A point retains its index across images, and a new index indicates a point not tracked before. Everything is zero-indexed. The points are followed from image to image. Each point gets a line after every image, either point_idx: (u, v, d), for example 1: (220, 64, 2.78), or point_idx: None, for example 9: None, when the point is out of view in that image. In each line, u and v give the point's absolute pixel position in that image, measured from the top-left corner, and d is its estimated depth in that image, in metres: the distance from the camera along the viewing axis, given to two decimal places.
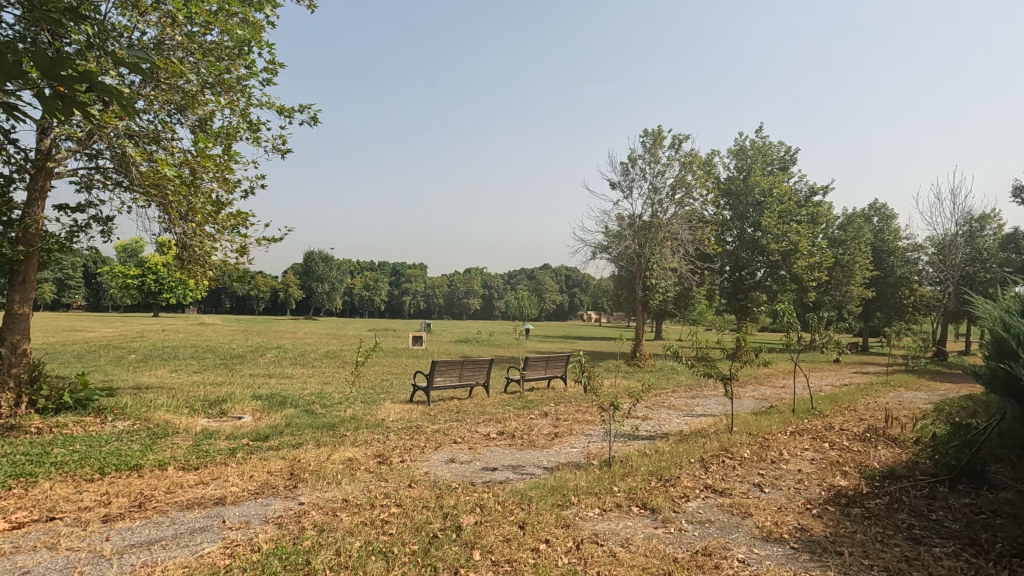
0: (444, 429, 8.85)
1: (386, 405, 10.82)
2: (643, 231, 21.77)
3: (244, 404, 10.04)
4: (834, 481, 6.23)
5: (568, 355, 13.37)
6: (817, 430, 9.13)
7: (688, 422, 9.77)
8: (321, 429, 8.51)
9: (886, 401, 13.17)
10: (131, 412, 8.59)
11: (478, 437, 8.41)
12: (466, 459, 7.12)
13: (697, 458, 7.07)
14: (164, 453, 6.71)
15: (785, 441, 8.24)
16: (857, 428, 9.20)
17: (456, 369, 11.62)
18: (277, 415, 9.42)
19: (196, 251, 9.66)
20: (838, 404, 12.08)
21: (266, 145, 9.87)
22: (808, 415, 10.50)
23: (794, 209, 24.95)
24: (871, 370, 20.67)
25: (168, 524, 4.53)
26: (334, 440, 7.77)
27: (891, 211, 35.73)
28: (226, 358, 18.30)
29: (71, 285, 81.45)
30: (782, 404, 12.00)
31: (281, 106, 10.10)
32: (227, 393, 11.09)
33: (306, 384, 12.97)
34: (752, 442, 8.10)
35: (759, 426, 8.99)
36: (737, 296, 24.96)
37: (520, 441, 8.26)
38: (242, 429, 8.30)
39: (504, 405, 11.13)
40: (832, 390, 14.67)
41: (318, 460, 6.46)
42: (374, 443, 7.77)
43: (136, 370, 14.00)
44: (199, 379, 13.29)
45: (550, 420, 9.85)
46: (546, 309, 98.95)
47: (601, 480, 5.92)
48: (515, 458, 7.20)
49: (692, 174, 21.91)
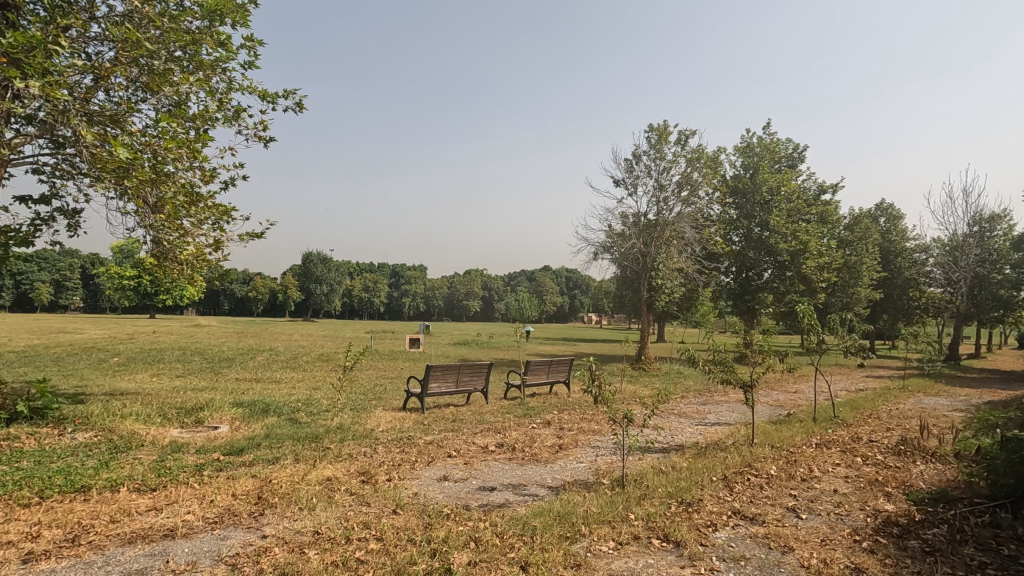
0: (439, 440, 8.10)
1: (378, 412, 10.10)
2: (648, 229, 21.16)
3: (223, 412, 9.29)
4: (878, 505, 5.48)
5: (572, 359, 12.64)
6: (844, 441, 8.40)
7: (703, 432, 9.05)
8: (303, 441, 7.76)
9: (908, 408, 12.42)
10: (94, 423, 7.82)
11: (475, 450, 7.67)
12: (461, 477, 6.39)
13: (719, 476, 6.32)
14: (121, 471, 5.96)
15: (813, 455, 7.50)
16: (887, 440, 8.45)
17: (452, 374, 10.87)
18: (258, 425, 8.66)
19: (170, 248, 8.94)
20: (859, 411, 11.32)
21: (247, 131, 9.21)
22: (832, 423, 9.73)
23: (803, 208, 24.19)
24: (885, 374, 19.85)
25: (99, 566, 3.78)
26: (315, 454, 7.04)
27: (897, 211, 34.96)
28: (213, 362, 17.57)
29: (69, 286, 81.00)
30: (800, 411, 11.25)
31: (264, 91, 9.49)
32: (206, 400, 10.35)
33: (294, 390, 12.25)
34: (777, 456, 7.35)
35: (782, 438, 8.25)
36: (744, 297, 24.29)
37: (521, 454, 7.52)
38: (216, 442, 7.55)
39: (503, 412, 10.40)
40: (850, 395, 13.94)
41: (292, 479, 5.69)
42: (360, 457, 7.03)
43: (115, 375, 13.22)
44: (181, 383, 12.57)
45: (553, 429, 9.10)
46: (547, 312, 98.19)
47: (614, 506, 5.16)
48: (516, 475, 6.48)
49: (699, 171, 21.17)
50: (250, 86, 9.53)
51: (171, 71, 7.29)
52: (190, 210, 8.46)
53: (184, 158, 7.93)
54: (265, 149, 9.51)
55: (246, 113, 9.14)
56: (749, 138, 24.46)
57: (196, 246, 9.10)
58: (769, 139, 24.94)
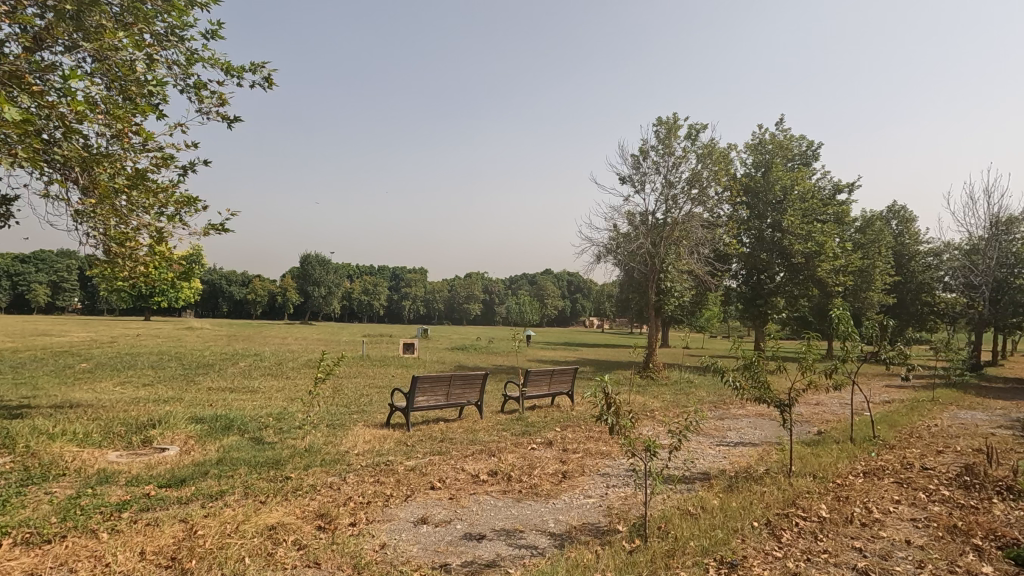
0: (421, 466, 6.91)
1: (357, 430, 8.93)
2: (656, 229, 19.96)
3: (178, 430, 8.10)
4: (972, 566, 4.30)
5: (576, 369, 11.44)
6: (896, 469, 7.22)
7: (728, 456, 7.88)
8: (260, 468, 6.55)
9: (949, 426, 11.18)
10: (15, 445, 6.63)
11: (463, 479, 6.47)
12: (443, 519, 5.20)
13: (762, 521, 5.12)
14: (15, 515, 4.77)
15: (867, 489, 6.30)
16: (946, 469, 7.25)
17: (442, 386, 9.69)
18: (214, 446, 7.48)
19: (112, 241, 7.74)
20: (899, 430, 10.09)
21: (207, 108, 8.11)
22: (874, 446, 8.52)
23: (818, 208, 22.99)
24: (907, 384, 18.58)
25: None
26: (271, 487, 5.85)
27: (910, 213, 33.65)
28: (190, 367, 16.43)
29: (66, 288, 79.83)
30: (834, 428, 10.02)
31: (228, 65, 8.40)
32: (163, 414, 9.16)
33: (268, 402, 11.06)
34: (824, 491, 6.14)
35: (825, 465, 7.05)
36: (755, 301, 23.38)
37: (518, 484, 6.34)
38: (156, 469, 6.37)
39: (499, 430, 9.22)
40: (880, 409, 12.75)
41: (226, 527, 4.48)
42: (325, 491, 5.85)
43: (74, 384, 12.01)
44: (146, 393, 11.41)
45: (556, 451, 7.94)
46: (548, 315, 96.86)
47: (637, 570, 3.98)
48: (511, 517, 5.30)
49: (710, 168, 19.99)
50: (214, 59, 8.46)
51: (104, 26, 6.16)
52: (132, 195, 7.24)
53: (125, 131, 6.74)
54: (228, 130, 8.40)
55: (206, 87, 8.08)
56: (762, 134, 23.20)
57: (139, 239, 7.79)
58: (782, 136, 23.69)
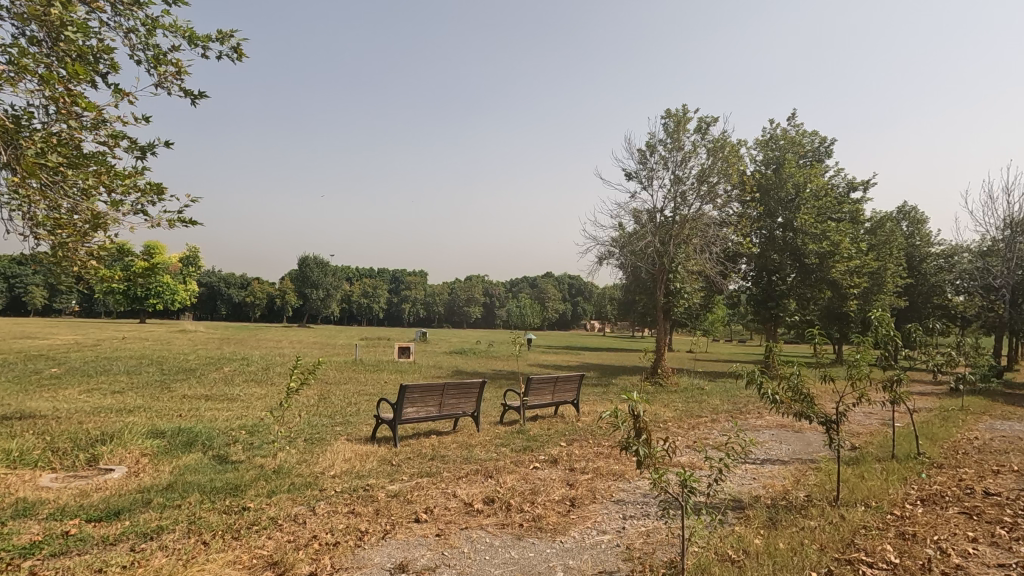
0: (406, 492, 5.91)
1: (338, 445, 7.94)
2: (665, 226, 18.89)
3: (131, 446, 7.10)
4: None
5: (582, 377, 10.44)
6: (958, 495, 6.23)
7: (759, 478, 6.86)
8: (215, 496, 5.55)
9: (993, 440, 10.19)
10: None
11: (453, 510, 5.48)
12: (427, 567, 4.19)
13: (821, 571, 4.12)
14: None
15: (934, 522, 5.31)
16: (1014, 495, 6.26)
17: (434, 396, 8.68)
18: (168, 466, 6.49)
19: (51, 229, 6.70)
20: (941, 444, 9.11)
21: (165, 80, 7.08)
22: (921, 464, 7.53)
23: (832, 206, 22.06)
24: (931, 391, 17.56)
25: None
26: (222, 520, 4.86)
27: (921, 214, 32.78)
28: (170, 372, 15.40)
29: (63, 291, 78.69)
30: (869, 442, 9.02)
31: (192, 33, 7.40)
32: (120, 427, 8.14)
33: (245, 412, 10.04)
34: (884, 525, 5.16)
35: (875, 491, 6.07)
36: (767, 303, 22.45)
37: (517, 516, 5.33)
38: (92, 497, 5.38)
39: (497, 445, 8.22)
40: (910, 420, 11.75)
41: None
42: (287, 527, 4.85)
43: (34, 392, 10.97)
44: (112, 403, 10.39)
45: (562, 472, 6.95)
46: (548, 318, 95.72)
47: None
48: (509, 564, 4.30)
49: (721, 161, 18.97)
50: (176, 28, 7.43)
51: None
52: (71, 174, 6.22)
53: (61, 97, 5.77)
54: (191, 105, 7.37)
55: (167, 58, 7.09)
56: (773, 130, 22.33)
57: (79, 226, 6.69)
58: (794, 132, 22.74)
